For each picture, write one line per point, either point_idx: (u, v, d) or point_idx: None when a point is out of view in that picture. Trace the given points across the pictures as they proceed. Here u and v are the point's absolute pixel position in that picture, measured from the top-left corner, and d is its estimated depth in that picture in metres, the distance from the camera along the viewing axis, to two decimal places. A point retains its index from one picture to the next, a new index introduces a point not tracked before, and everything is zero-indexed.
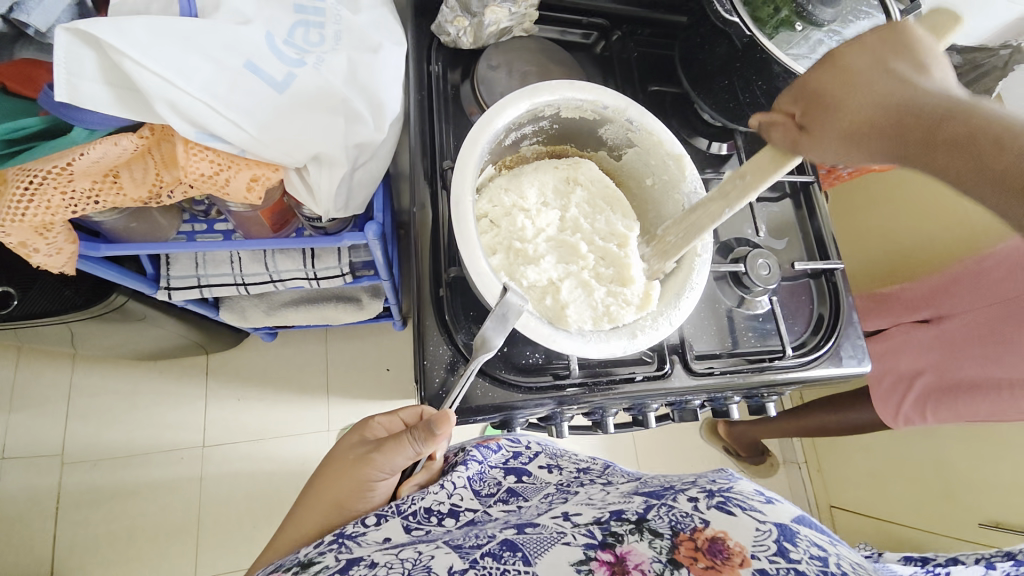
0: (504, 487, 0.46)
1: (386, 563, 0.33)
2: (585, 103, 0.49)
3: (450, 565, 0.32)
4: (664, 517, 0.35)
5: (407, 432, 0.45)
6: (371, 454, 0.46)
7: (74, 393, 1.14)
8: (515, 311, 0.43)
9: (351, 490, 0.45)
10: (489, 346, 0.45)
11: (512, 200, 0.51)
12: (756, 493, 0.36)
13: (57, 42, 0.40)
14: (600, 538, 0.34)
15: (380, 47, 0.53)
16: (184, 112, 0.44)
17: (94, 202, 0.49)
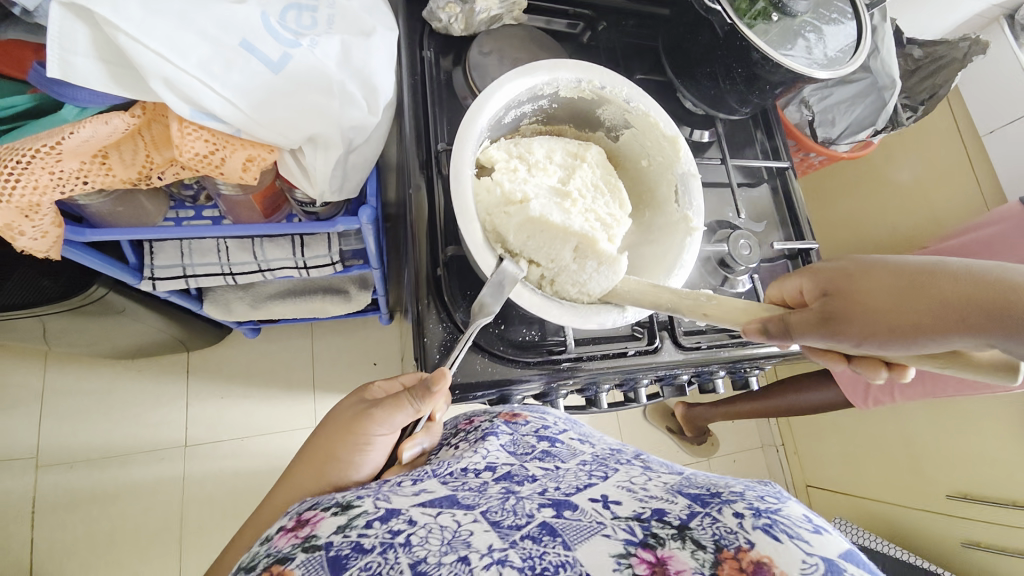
0: (538, 450, 0.47)
1: (427, 526, 0.36)
2: (583, 81, 0.50)
3: (490, 542, 0.35)
4: (708, 528, 0.36)
5: (404, 392, 0.45)
6: (370, 411, 0.46)
7: (46, 394, 1.09)
8: (511, 279, 0.45)
9: (349, 446, 0.45)
10: (488, 312, 0.46)
11: (519, 150, 0.52)
12: (804, 521, 0.35)
13: (50, 17, 0.39)
14: (640, 537, 0.36)
15: (373, 31, 0.53)
16: (179, 89, 0.44)
17: (83, 183, 0.48)
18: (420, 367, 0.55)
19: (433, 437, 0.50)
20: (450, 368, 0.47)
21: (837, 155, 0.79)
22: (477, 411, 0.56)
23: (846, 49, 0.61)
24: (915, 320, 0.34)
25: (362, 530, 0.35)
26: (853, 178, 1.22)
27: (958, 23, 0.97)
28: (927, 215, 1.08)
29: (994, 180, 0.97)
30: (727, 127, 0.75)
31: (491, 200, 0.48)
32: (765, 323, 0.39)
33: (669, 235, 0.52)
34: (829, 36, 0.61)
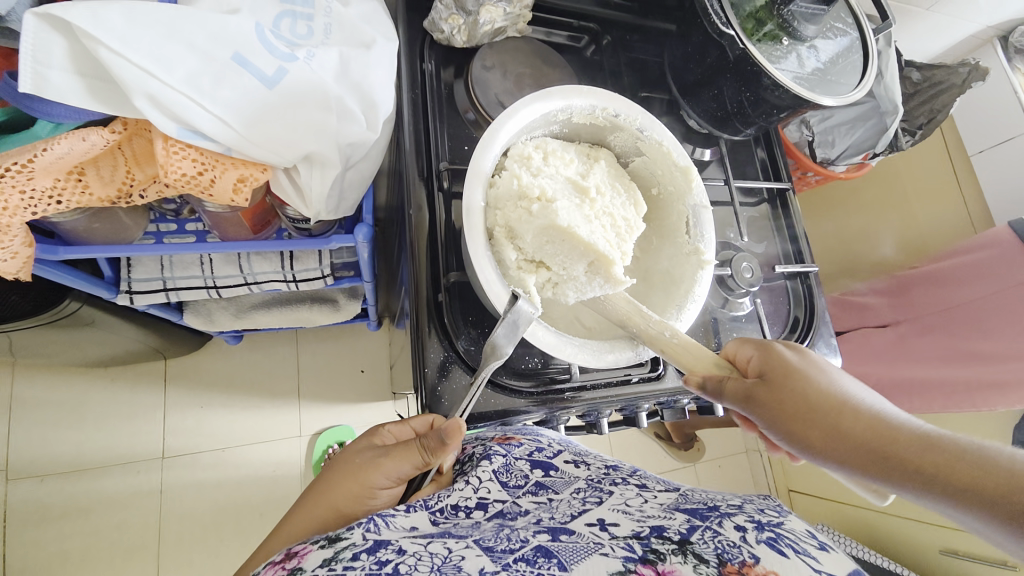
0: (531, 481, 0.46)
1: (416, 554, 0.34)
2: (597, 109, 0.49)
3: (482, 567, 0.34)
4: (710, 543, 0.36)
5: (418, 441, 0.44)
6: (379, 460, 0.44)
7: (13, 405, 1.03)
8: (526, 319, 0.43)
9: (353, 496, 0.43)
10: (499, 354, 0.44)
11: (535, 143, 0.49)
12: (809, 537, 0.36)
13: (24, 28, 0.36)
14: (640, 553, 0.35)
15: (373, 43, 0.50)
16: (165, 106, 0.41)
17: (55, 202, 0.45)
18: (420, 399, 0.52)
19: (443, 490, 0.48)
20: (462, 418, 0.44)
21: (834, 176, 0.80)
22: (470, 439, 0.55)
23: (852, 74, 0.60)
24: (838, 424, 0.37)
25: (349, 562, 0.32)
26: (841, 193, 1.23)
27: (950, 45, 0.98)
28: (916, 234, 1.10)
29: (982, 205, 1.01)
30: (729, 146, 0.74)
31: (505, 192, 0.46)
32: (705, 378, 0.43)
33: (680, 268, 0.51)
34: (834, 60, 0.61)
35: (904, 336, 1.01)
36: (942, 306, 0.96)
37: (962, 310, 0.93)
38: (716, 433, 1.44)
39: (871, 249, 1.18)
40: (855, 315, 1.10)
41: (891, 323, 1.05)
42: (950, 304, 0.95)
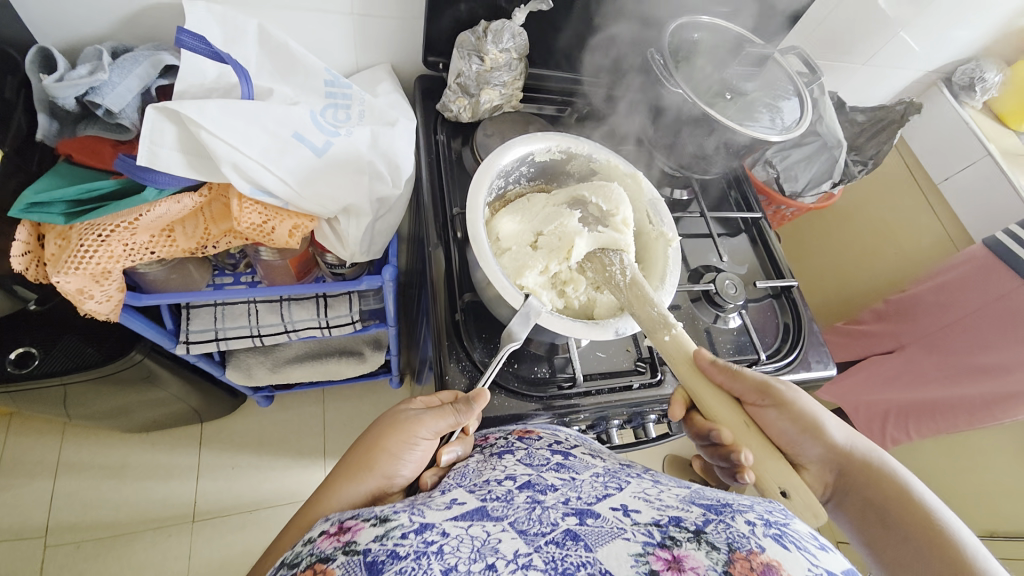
0: (553, 461, 0.49)
1: (458, 536, 0.36)
2: (552, 146, 0.62)
3: (516, 548, 0.35)
4: (722, 533, 0.36)
5: (451, 406, 0.50)
6: (417, 415, 0.51)
7: (60, 471, 1.09)
8: (535, 313, 0.51)
9: (399, 441, 0.50)
10: (515, 339, 0.52)
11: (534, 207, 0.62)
12: (811, 538, 0.36)
13: (147, 119, 0.50)
14: (659, 538, 0.36)
15: (396, 121, 0.64)
16: (243, 171, 0.54)
17: (151, 253, 0.56)
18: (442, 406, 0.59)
19: (467, 448, 0.54)
20: (486, 387, 0.52)
21: (805, 206, 0.90)
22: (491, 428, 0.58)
23: (793, 112, 0.72)
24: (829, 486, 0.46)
25: (398, 539, 0.35)
26: (824, 228, 1.33)
27: (894, 92, 1.11)
28: (904, 258, 1.16)
29: (956, 220, 1.09)
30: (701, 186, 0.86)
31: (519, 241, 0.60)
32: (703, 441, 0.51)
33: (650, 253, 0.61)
34: (778, 105, 0.73)
35: (912, 356, 1.03)
36: (941, 323, 0.99)
37: (961, 323, 0.95)
38: None
39: (862, 280, 1.25)
40: (859, 341, 1.13)
41: (894, 349, 1.07)
42: (944, 321, 0.98)
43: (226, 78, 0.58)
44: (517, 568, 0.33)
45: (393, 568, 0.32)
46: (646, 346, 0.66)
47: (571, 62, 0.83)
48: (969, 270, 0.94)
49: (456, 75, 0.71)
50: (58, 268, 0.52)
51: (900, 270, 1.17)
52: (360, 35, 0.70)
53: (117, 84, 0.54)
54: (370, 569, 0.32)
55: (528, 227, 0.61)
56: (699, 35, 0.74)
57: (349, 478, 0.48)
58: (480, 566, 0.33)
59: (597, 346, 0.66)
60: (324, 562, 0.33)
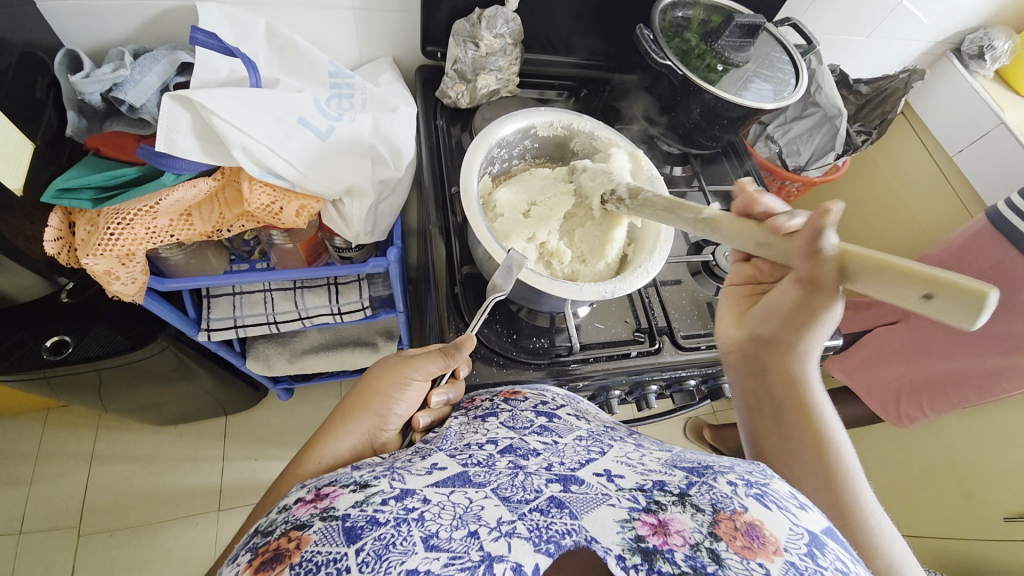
0: (536, 424, 0.47)
1: (440, 503, 0.35)
2: (555, 122, 0.64)
3: (500, 516, 0.34)
4: (706, 494, 0.36)
5: (438, 347, 0.53)
6: (408, 360, 0.53)
7: (95, 462, 1.15)
8: (517, 265, 0.53)
9: (392, 383, 0.52)
10: (499, 290, 0.55)
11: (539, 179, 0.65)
12: (791, 497, 0.35)
13: (163, 107, 0.55)
14: (644, 503, 0.36)
15: (397, 108, 0.67)
16: (252, 155, 0.57)
17: (171, 237, 0.60)
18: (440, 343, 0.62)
19: (456, 392, 0.56)
20: (473, 332, 0.55)
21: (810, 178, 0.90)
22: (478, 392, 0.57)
23: (789, 80, 0.73)
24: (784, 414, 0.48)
25: (378, 505, 0.33)
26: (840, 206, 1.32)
27: (901, 65, 1.10)
28: (919, 232, 1.15)
29: (970, 191, 1.06)
30: (701, 163, 0.86)
31: (512, 213, 0.62)
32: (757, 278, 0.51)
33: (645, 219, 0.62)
34: (770, 75, 0.73)
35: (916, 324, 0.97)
36: None
37: None
38: None
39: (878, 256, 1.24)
40: None
41: (898, 319, 1.00)
42: None
43: (237, 73, 0.61)
44: (501, 535, 0.32)
45: (373, 535, 0.31)
46: (644, 316, 0.67)
47: (568, 47, 0.85)
48: (968, 236, 0.88)
49: (452, 62, 0.73)
50: (87, 250, 0.57)
51: (915, 243, 1.17)
52: (362, 30, 0.74)
53: (137, 80, 0.58)
54: (348, 536, 0.31)
55: (522, 196, 0.64)
56: (690, 12, 0.75)
57: (344, 430, 0.51)
58: (463, 534, 0.32)
59: (596, 318, 0.67)
60: (300, 528, 0.32)
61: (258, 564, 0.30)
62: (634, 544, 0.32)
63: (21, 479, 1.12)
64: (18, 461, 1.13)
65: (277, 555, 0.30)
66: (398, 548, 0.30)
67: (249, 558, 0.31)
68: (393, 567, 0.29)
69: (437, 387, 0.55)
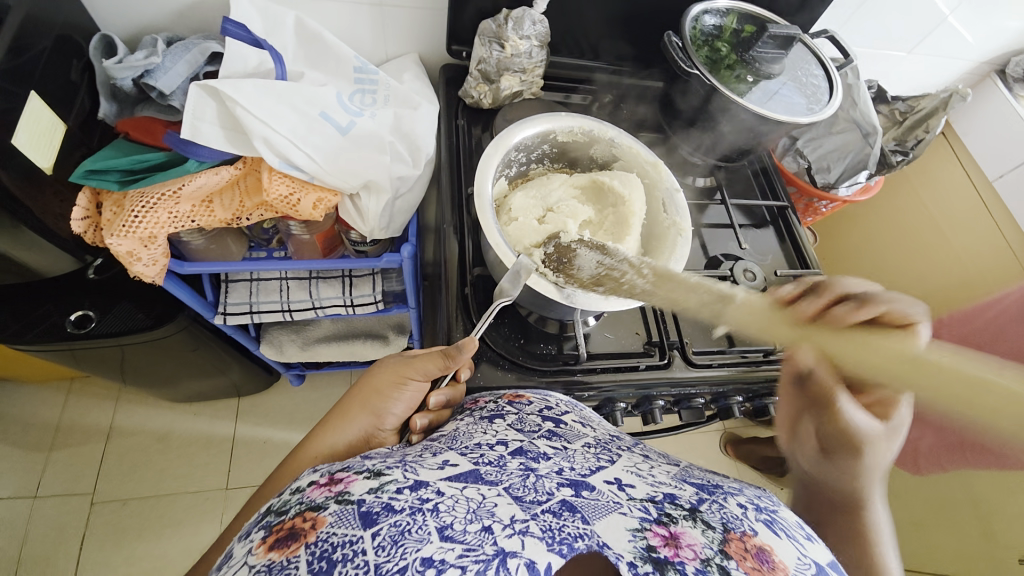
0: (545, 428, 0.46)
1: (454, 496, 0.33)
2: (575, 127, 0.63)
3: (512, 514, 0.32)
4: (716, 513, 0.35)
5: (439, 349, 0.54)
6: (410, 360, 0.54)
7: (111, 434, 1.19)
8: (527, 270, 0.53)
9: (392, 382, 0.53)
10: (506, 295, 0.54)
11: (555, 193, 0.64)
12: (798, 526, 0.35)
13: (190, 95, 0.56)
14: (655, 515, 0.35)
15: (419, 105, 0.67)
16: (273, 147, 0.58)
17: (192, 222, 0.61)
18: (445, 343, 0.63)
19: (456, 395, 0.56)
20: (476, 336, 0.55)
21: (839, 197, 0.88)
22: (484, 392, 0.57)
23: (823, 93, 0.70)
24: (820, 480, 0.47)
25: (393, 493, 0.31)
26: (869, 227, 1.28)
27: (943, 84, 1.05)
28: (963, 264, 1.10)
29: (1016, 228, 1.02)
30: (725, 175, 0.84)
31: (523, 217, 0.61)
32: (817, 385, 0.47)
33: (667, 231, 0.60)
34: (803, 88, 0.71)
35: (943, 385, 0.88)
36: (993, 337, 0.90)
37: None
38: None
39: (907, 279, 1.20)
40: None
41: None
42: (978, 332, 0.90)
43: (264, 65, 0.62)
44: (514, 533, 0.31)
45: (389, 521, 0.29)
46: (657, 330, 0.66)
47: (596, 51, 0.84)
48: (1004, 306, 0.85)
49: (477, 62, 0.72)
50: (112, 231, 0.58)
51: (948, 269, 1.13)
52: (389, 27, 0.74)
53: (168, 68, 0.60)
54: (365, 521, 0.29)
55: (538, 202, 0.63)
56: (722, 20, 0.73)
57: (345, 425, 0.51)
58: (477, 528, 0.31)
59: (605, 327, 0.66)
60: (315, 510, 0.30)
61: (273, 543, 0.29)
62: (645, 553, 0.31)
63: (41, 445, 1.16)
64: (41, 428, 1.18)
65: (292, 534, 0.29)
66: (414, 534, 0.29)
67: (262, 535, 0.30)
68: (409, 554, 0.28)
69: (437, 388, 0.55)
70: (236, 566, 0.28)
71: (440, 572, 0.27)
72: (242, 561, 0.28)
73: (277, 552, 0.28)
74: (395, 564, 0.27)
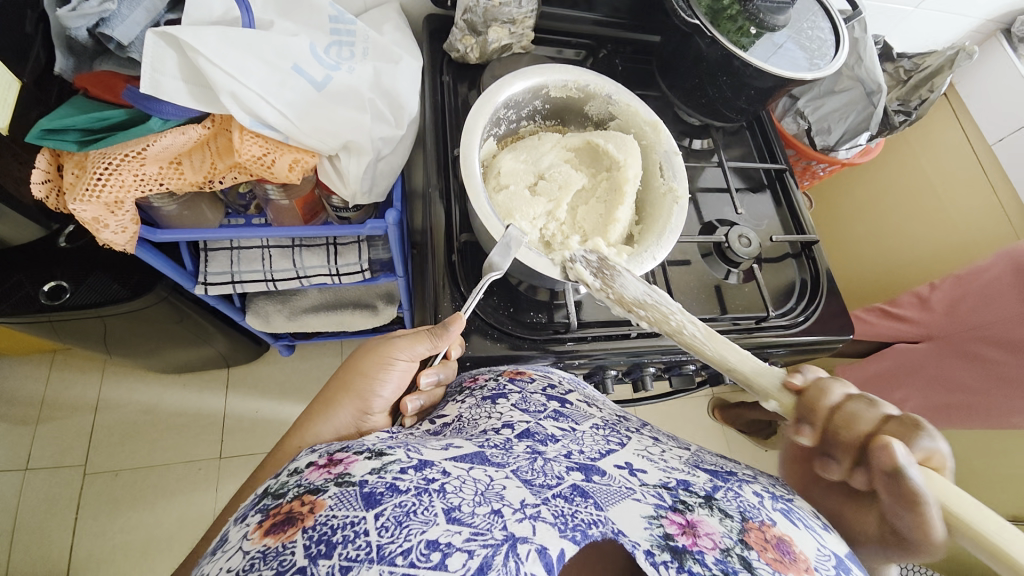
0: (550, 409, 0.44)
1: (460, 477, 0.32)
2: (569, 81, 0.60)
3: (522, 498, 0.31)
4: (733, 500, 0.35)
5: (426, 329, 0.52)
6: (394, 340, 0.53)
7: (99, 407, 1.18)
8: (516, 242, 0.51)
9: (376, 365, 0.52)
10: (496, 269, 0.53)
11: (546, 157, 0.61)
12: (815, 517, 0.36)
13: (148, 42, 0.51)
14: (670, 502, 0.34)
15: (401, 59, 0.63)
16: (242, 103, 0.55)
17: (160, 185, 0.58)
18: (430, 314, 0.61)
19: (448, 373, 0.55)
20: (465, 313, 0.53)
21: (838, 160, 0.85)
22: (482, 371, 0.55)
23: (828, 46, 0.67)
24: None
25: (397, 473, 0.30)
26: (868, 190, 1.25)
27: (951, 40, 1.01)
28: (958, 232, 1.09)
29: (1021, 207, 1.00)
30: (723, 137, 0.81)
31: (512, 181, 0.59)
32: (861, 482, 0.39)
33: (662, 196, 0.58)
34: (807, 42, 0.67)
35: (942, 347, 0.91)
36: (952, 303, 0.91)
37: None
38: (762, 450, 1.37)
39: (900, 246, 1.19)
40: None
41: (922, 339, 0.94)
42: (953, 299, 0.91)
43: (231, 13, 0.57)
44: (525, 517, 0.30)
45: (394, 501, 0.28)
46: None
47: (589, 1, 0.78)
48: (992, 274, 0.86)
49: (463, 11, 0.67)
50: (74, 196, 0.55)
51: (941, 235, 1.12)
52: None
53: (125, 16, 0.54)
54: (367, 501, 0.28)
55: (529, 166, 0.60)
56: None
57: (337, 407, 0.51)
58: (485, 510, 0.30)
59: (597, 295, 0.65)
60: (314, 493, 0.29)
61: (268, 528, 0.27)
62: (662, 541, 0.31)
63: (28, 418, 1.15)
64: (25, 401, 1.16)
65: (289, 518, 0.27)
66: (419, 516, 0.28)
67: (259, 519, 0.28)
68: (413, 535, 0.27)
69: (427, 367, 0.54)
70: (231, 551, 0.27)
71: (446, 555, 0.27)
72: (237, 545, 0.27)
73: (273, 537, 0.27)
74: (398, 545, 0.26)
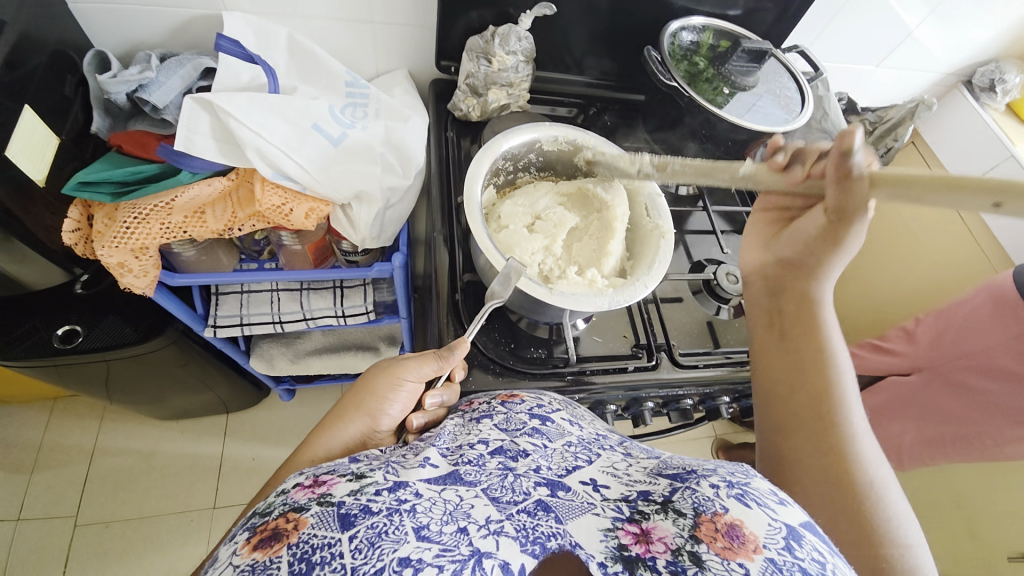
0: (529, 426, 0.45)
1: (431, 499, 0.33)
2: (559, 136, 0.65)
3: (487, 515, 0.34)
4: (688, 498, 0.35)
5: (432, 352, 0.55)
6: (403, 361, 0.55)
7: (95, 453, 1.16)
8: (516, 272, 0.54)
9: (387, 383, 0.53)
10: (498, 296, 0.56)
11: (540, 202, 0.66)
12: (771, 492, 0.34)
13: (185, 106, 0.58)
14: (628, 514, 0.35)
15: (409, 118, 0.69)
16: (266, 157, 0.60)
17: (184, 233, 0.62)
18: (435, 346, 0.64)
19: (451, 395, 0.56)
20: (468, 336, 0.56)
21: None
22: (480, 395, 0.57)
23: (795, 103, 0.74)
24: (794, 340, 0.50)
25: (371, 494, 0.32)
26: None
27: (911, 95, 1.11)
28: (940, 270, 1.13)
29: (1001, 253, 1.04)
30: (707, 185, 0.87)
31: (510, 225, 0.63)
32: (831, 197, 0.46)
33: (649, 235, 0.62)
34: (778, 99, 0.74)
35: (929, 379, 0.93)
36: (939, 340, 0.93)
37: None
38: None
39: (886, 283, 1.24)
40: None
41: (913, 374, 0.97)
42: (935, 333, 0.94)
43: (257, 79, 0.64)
44: (489, 533, 0.32)
45: (367, 523, 0.30)
46: (644, 332, 0.67)
47: (580, 67, 0.87)
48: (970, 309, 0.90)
49: (466, 76, 0.75)
50: (103, 243, 0.59)
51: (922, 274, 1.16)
52: (380, 43, 0.76)
53: (162, 83, 0.61)
54: (342, 523, 0.30)
55: (526, 209, 0.65)
56: (699, 36, 0.76)
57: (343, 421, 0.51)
58: (453, 529, 0.32)
59: (594, 330, 0.68)
60: (297, 511, 0.31)
61: (257, 543, 0.29)
62: (616, 553, 0.32)
63: (22, 467, 1.13)
64: (21, 449, 1.15)
65: (275, 535, 0.29)
66: (391, 536, 0.29)
67: (247, 536, 0.30)
68: (385, 555, 0.28)
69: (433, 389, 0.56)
70: (222, 566, 0.29)
71: (417, 569, 0.28)
72: (227, 561, 0.29)
73: (260, 552, 0.28)
74: (372, 566, 0.28)
